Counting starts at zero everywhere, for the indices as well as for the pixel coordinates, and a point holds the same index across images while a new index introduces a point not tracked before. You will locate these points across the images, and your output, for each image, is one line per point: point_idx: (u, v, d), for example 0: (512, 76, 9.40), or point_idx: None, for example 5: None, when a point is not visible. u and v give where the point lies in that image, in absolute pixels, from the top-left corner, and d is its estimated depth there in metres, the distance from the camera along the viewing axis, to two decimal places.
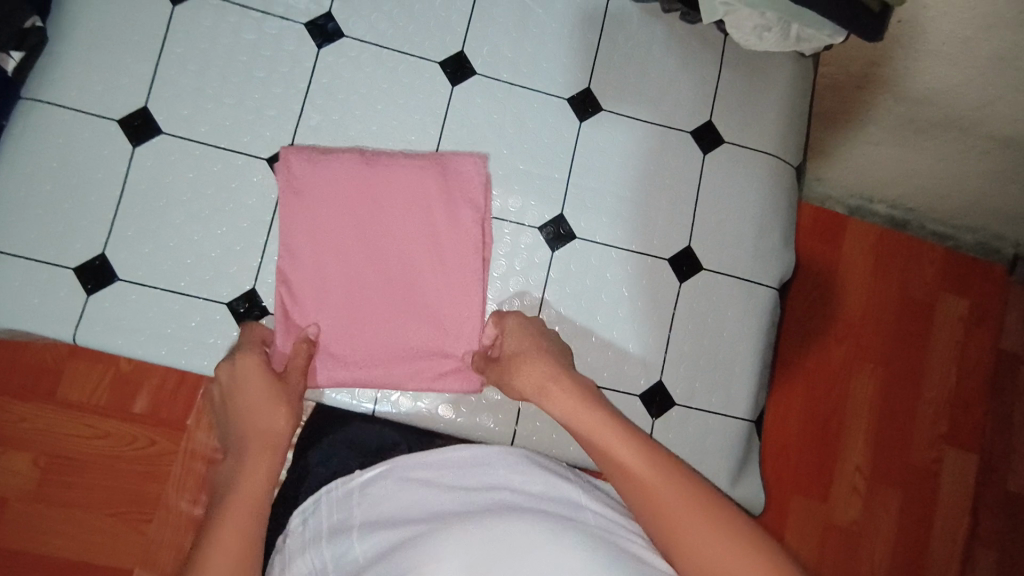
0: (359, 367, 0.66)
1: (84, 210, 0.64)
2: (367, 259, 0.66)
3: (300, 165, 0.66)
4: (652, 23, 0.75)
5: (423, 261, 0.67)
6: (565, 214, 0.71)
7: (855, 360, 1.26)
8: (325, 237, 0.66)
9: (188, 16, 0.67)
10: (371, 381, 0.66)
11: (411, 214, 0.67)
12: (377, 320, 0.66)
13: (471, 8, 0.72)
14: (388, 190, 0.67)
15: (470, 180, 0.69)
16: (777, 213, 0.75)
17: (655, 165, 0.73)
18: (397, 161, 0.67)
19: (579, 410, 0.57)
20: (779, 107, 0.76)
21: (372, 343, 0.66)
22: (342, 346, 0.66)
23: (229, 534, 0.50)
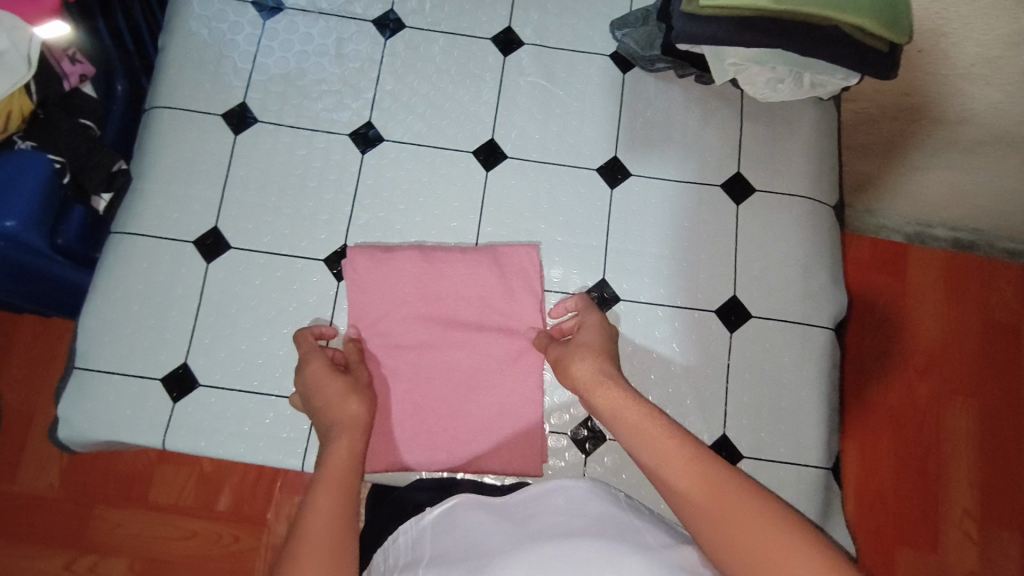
0: (423, 450, 0.68)
1: (167, 325, 0.70)
2: (431, 347, 0.69)
3: (365, 263, 0.71)
4: (669, 88, 0.79)
5: (476, 339, 0.70)
6: (606, 278, 0.73)
7: (942, 395, 1.19)
8: (390, 328, 0.70)
9: (248, 142, 0.75)
10: (438, 464, 0.68)
11: (471, 304, 0.71)
12: (441, 403, 0.69)
13: (497, 99, 0.78)
14: (446, 283, 0.71)
15: (524, 268, 0.72)
16: (821, 252, 0.74)
17: (690, 220, 0.75)
18: (453, 255, 0.71)
19: (631, 416, 0.58)
20: (807, 149, 0.77)
21: (435, 423, 0.68)
22: (406, 429, 0.68)
23: (326, 503, 0.54)
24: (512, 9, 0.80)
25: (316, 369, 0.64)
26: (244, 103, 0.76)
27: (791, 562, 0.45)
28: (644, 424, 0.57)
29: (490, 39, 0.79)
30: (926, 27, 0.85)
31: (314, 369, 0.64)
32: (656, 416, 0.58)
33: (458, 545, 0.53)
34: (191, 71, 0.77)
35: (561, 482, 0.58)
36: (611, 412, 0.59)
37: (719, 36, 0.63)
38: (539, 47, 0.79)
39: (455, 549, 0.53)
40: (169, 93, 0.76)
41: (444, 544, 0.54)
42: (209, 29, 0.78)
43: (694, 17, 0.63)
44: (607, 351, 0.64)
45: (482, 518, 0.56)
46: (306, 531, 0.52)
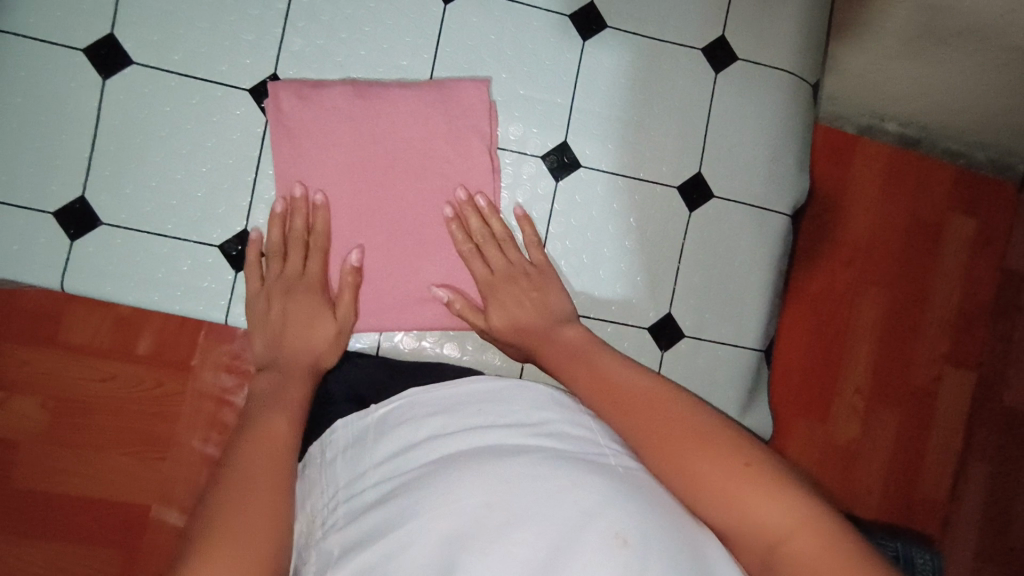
0: (374, 310, 0.64)
1: (58, 150, 0.60)
2: (373, 196, 0.63)
3: (290, 102, 0.62)
4: None
5: (425, 196, 0.64)
6: (569, 141, 0.67)
7: (859, 285, 1.25)
8: (326, 178, 0.62)
9: None
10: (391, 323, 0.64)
11: (416, 151, 0.63)
12: (387, 259, 0.64)
13: None
14: (386, 123, 0.63)
15: (474, 108, 0.64)
16: (792, 134, 0.71)
17: (663, 85, 0.68)
18: (393, 91, 0.63)
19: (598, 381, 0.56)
20: (797, 18, 0.71)
21: (379, 287, 0.64)
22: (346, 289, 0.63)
23: (262, 478, 0.48)
24: None
25: (317, 327, 0.61)
26: None
27: (763, 496, 0.44)
28: (594, 364, 0.57)
29: None
30: None
31: (317, 335, 0.61)
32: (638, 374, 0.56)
33: (414, 441, 0.51)
34: None
35: (516, 384, 0.56)
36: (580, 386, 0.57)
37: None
38: None
39: (406, 451, 0.50)
40: None
41: (394, 444, 0.51)
42: None
43: None
44: (543, 315, 0.62)
45: (435, 414, 0.53)
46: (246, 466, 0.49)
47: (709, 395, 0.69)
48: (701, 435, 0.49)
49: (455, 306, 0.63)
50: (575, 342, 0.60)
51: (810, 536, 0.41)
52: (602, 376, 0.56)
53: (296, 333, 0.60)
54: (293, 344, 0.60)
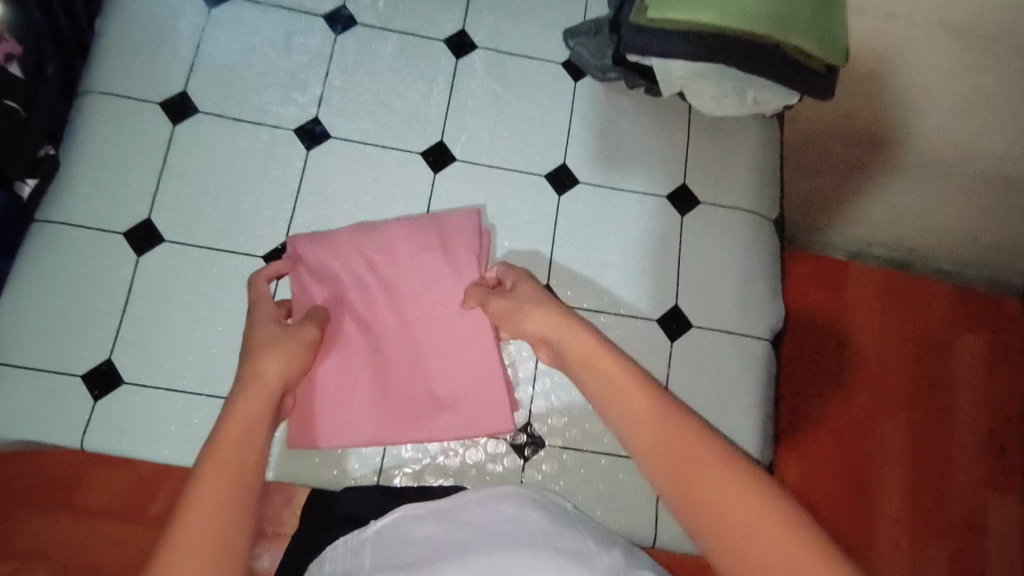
0: (388, 424, 0.66)
1: (91, 318, 0.67)
2: (386, 316, 0.68)
3: (306, 247, 0.69)
4: (619, 100, 0.80)
5: (427, 325, 0.68)
6: (551, 284, 0.73)
7: (878, 410, 1.22)
8: (340, 307, 0.67)
9: (187, 134, 0.73)
10: (404, 436, 0.66)
11: (419, 276, 0.69)
12: (401, 375, 0.67)
13: (448, 101, 0.77)
14: (394, 254, 0.69)
15: (463, 233, 0.70)
16: (761, 265, 0.76)
17: (634, 229, 0.76)
18: (396, 226, 0.70)
19: (615, 394, 0.51)
20: (751, 165, 0.79)
21: (391, 412, 0.66)
22: (356, 409, 0.66)
23: (213, 489, 0.45)
24: (469, 13, 0.80)
25: (271, 363, 0.57)
26: (185, 94, 0.74)
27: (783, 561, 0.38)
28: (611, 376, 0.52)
29: (443, 41, 0.79)
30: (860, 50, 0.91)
31: (266, 369, 0.56)
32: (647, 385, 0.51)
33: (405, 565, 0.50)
34: (128, 58, 0.74)
35: (506, 488, 0.56)
36: (592, 381, 0.54)
37: (665, 50, 0.66)
38: (492, 52, 0.79)
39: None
40: (105, 75, 0.73)
41: (386, 561, 0.52)
42: (151, 12, 0.75)
43: (643, 28, 0.67)
44: (565, 310, 0.60)
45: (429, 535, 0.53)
46: (205, 479, 0.46)
47: None
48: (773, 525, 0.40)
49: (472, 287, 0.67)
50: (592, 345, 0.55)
51: None
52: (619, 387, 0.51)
53: (255, 360, 0.57)
54: (256, 368, 0.56)
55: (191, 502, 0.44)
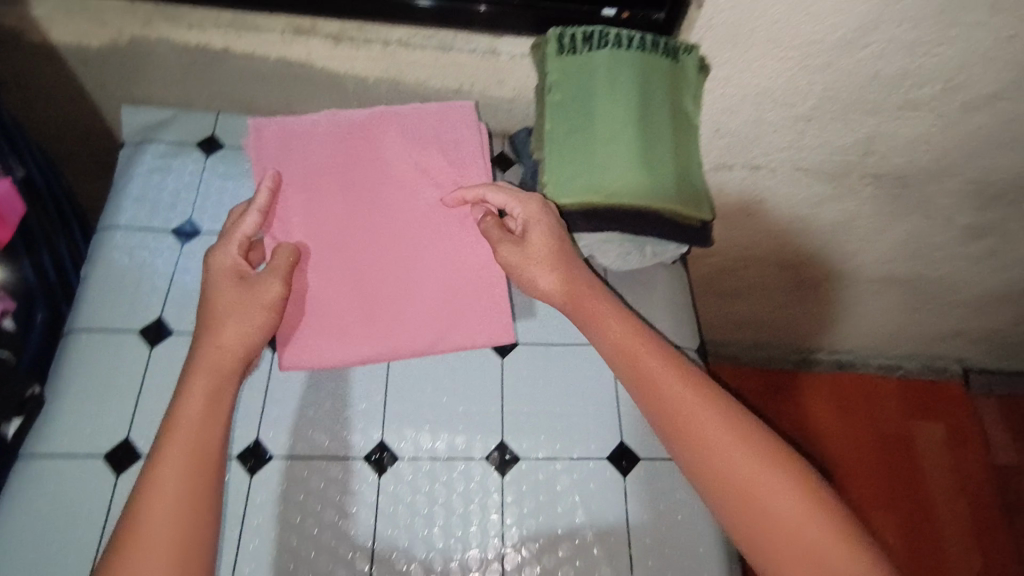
0: (354, 295, 0.81)
1: (71, 545, 0.70)
2: (364, 211, 0.84)
3: (293, 162, 0.85)
4: None
5: (413, 191, 0.86)
6: (506, 439, 0.79)
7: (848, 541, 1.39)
8: (326, 219, 0.83)
9: (164, 354, 0.81)
10: (357, 293, 0.81)
11: (401, 194, 0.86)
12: (371, 298, 0.81)
13: None
14: (384, 172, 0.86)
15: (460, 123, 0.88)
16: None
17: (573, 376, 0.84)
18: (387, 139, 0.88)
19: (638, 347, 0.72)
20: (663, 305, 0.91)
21: (363, 272, 0.82)
22: (331, 277, 0.81)
23: (168, 485, 0.61)
24: None
25: (228, 332, 0.71)
26: (161, 318, 0.83)
27: (790, 495, 0.61)
28: (640, 350, 0.72)
29: None
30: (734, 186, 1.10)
31: (224, 339, 0.71)
32: (639, 334, 0.73)
33: None
34: (110, 294, 0.84)
35: None
36: (610, 343, 0.73)
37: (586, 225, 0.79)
38: None
39: None
40: (88, 314, 0.83)
41: None
42: (130, 254, 0.87)
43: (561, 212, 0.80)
44: (556, 221, 0.78)
45: None
46: (158, 476, 0.61)
47: None
48: (764, 470, 0.62)
49: (485, 224, 0.80)
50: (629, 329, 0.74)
51: (816, 525, 0.59)
52: (625, 338, 0.73)
53: (215, 323, 0.72)
54: (218, 339, 0.71)
55: (160, 471, 0.62)
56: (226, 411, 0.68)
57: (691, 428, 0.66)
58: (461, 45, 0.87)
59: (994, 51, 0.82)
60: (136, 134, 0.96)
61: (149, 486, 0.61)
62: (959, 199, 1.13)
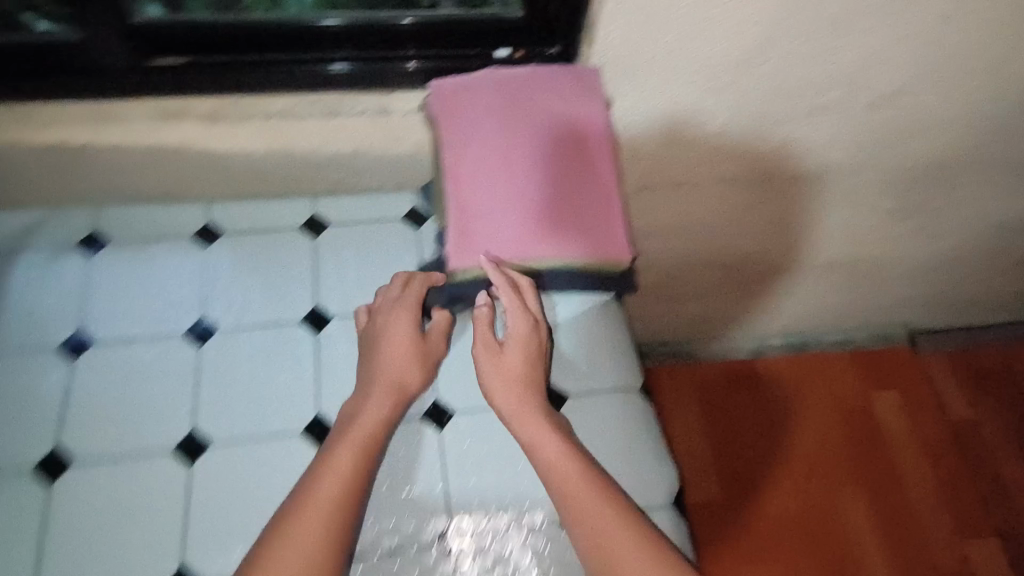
0: (507, 228, 0.78)
1: None
2: (502, 151, 0.78)
3: (451, 94, 0.78)
4: (470, 325, 0.85)
5: (530, 120, 0.79)
6: (458, 519, 0.75)
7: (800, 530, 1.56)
8: (485, 144, 0.78)
9: (67, 490, 0.74)
10: (505, 236, 0.78)
11: (528, 128, 0.79)
12: (515, 228, 0.78)
13: (316, 374, 0.83)
14: (530, 106, 0.79)
15: (593, 88, 0.80)
16: (642, 434, 0.83)
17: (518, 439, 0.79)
18: (529, 80, 0.79)
19: (567, 464, 0.73)
20: (603, 347, 0.87)
21: (498, 237, 0.78)
22: (495, 229, 0.78)
23: (304, 523, 0.67)
24: (315, 292, 0.89)
25: (394, 361, 0.79)
26: (58, 451, 0.75)
27: None
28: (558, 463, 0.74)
29: (301, 323, 0.86)
30: (649, 201, 1.09)
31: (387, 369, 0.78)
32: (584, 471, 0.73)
33: None
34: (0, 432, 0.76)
35: None
36: (548, 459, 0.74)
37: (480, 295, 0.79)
38: (349, 319, 0.87)
39: None
40: None
41: None
42: (14, 377, 0.79)
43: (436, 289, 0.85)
44: (530, 334, 0.80)
45: None
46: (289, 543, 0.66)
47: None
48: (589, 487, 0.72)
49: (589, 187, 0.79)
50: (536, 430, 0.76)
51: None
52: (553, 461, 0.74)
53: (382, 361, 0.79)
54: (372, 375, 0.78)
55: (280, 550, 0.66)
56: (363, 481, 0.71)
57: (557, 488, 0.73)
58: (349, 110, 0.83)
59: (886, 52, 0.84)
60: (8, 240, 0.87)
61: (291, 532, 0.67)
62: (880, 189, 1.15)
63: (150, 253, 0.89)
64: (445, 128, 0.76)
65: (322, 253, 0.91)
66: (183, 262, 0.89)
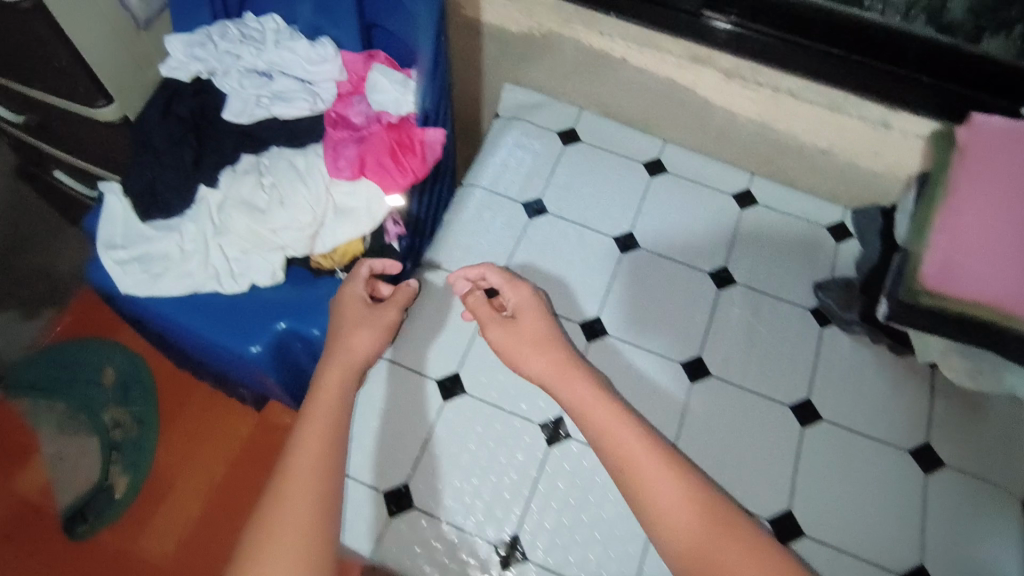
0: (1001, 262, 0.70)
1: (398, 442, 0.79)
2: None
3: (991, 130, 0.76)
4: (863, 351, 0.88)
5: None
6: (794, 510, 0.77)
7: None
8: (1008, 184, 0.73)
9: None
10: (994, 268, 0.70)
11: None
12: (1009, 266, 0.70)
13: (709, 320, 0.89)
14: None
15: None
16: (1012, 544, 0.76)
17: (875, 474, 0.79)
18: None
19: (608, 418, 0.64)
20: (995, 439, 0.82)
21: (985, 264, 0.70)
22: (987, 255, 0.70)
23: (293, 479, 0.55)
24: (728, 254, 0.94)
25: (360, 338, 0.71)
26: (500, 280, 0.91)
27: None
28: (613, 425, 0.63)
29: (708, 273, 0.93)
30: None
31: (355, 345, 0.70)
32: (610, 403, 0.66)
33: None
34: (467, 244, 0.93)
35: None
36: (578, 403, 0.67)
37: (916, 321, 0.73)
38: (752, 289, 0.91)
39: None
40: (442, 255, 0.92)
41: None
42: (485, 215, 0.96)
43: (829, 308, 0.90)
44: (515, 328, 0.75)
45: None
46: (291, 476, 0.55)
47: None
48: (624, 428, 0.63)
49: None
50: (587, 396, 0.66)
51: None
52: (614, 428, 0.63)
53: (340, 336, 0.72)
54: (349, 344, 0.70)
55: (290, 496, 0.53)
56: (341, 438, 0.60)
57: (625, 467, 0.60)
58: (855, 110, 0.86)
59: None
60: (510, 109, 1.06)
61: (285, 484, 0.54)
62: None
63: (607, 163, 1.01)
64: (966, 158, 0.75)
65: (744, 224, 0.97)
66: (630, 180, 1.00)
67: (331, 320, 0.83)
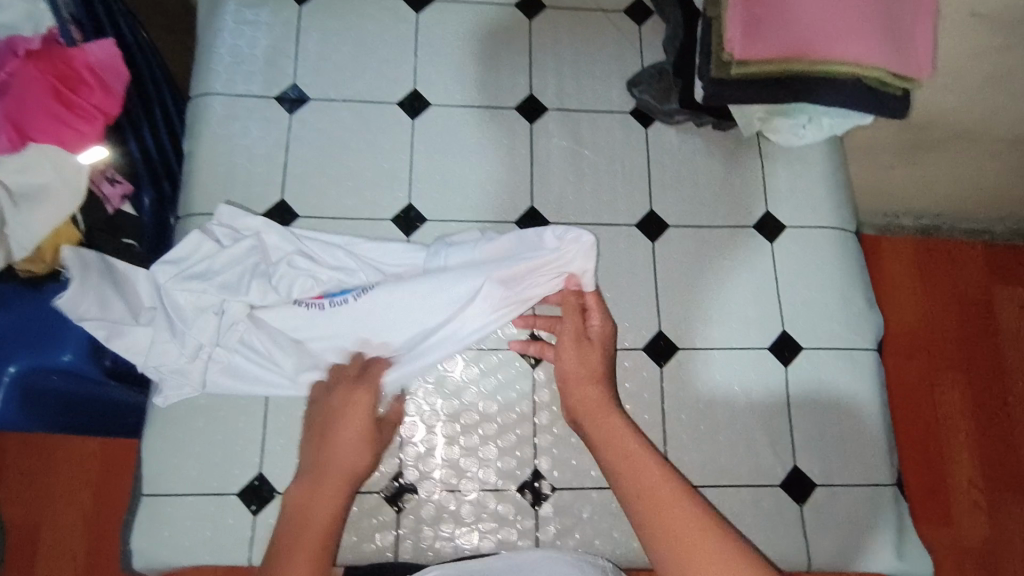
0: (781, 14, 0.63)
1: (238, 434, 0.69)
2: None
3: None
4: (692, 139, 0.82)
5: None
6: (664, 329, 0.76)
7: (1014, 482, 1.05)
8: None
9: None
10: (777, 24, 0.63)
11: None
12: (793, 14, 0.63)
13: (530, 163, 0.79)
14: None
15: None
16: (854, 277, 0.79)
17: (728, 264, 0.78)
18: None
19: (636, 454, 0.58)
20: (822, 183, 0.82)
21: (767, 23, 0.64)
22: (764, 16, 0.64)
23: (300, 532, 0.55)
24: (529, 79, 0.82)
25: (344, 413, 0.62)
26: (284, 201, 0.75)
27: None
28: (649, 464, 0.57)
29: (515, 107, 0.81)
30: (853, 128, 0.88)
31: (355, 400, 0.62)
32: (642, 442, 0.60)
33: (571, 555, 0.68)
34: (226, 172, 0.75)
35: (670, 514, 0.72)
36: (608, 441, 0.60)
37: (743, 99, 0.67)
38: (563, 111, 0.81)
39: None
40: (202, 197, 0.74)
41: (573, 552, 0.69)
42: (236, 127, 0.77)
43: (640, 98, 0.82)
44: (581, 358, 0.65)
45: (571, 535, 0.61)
46: (309, 514, 0.57)
47: (858, 537, 0.71)
48: (644, 458, 0.58)
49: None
50: (620, 428, 0.61)
51: None
52: (629, 457, 0.58)
53: (334, 419, 0.62)
54: (328, 431, 0.62)
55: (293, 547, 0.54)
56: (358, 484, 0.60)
57: (644, 492, 0.56)
58: None
59: None
60: None
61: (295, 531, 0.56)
62: None
63: (360, 10, 0.82)
64: None
65: (537, 36, 0.83)
66: (393, 25, 0.82)
67: (74, 332, 0.65)
